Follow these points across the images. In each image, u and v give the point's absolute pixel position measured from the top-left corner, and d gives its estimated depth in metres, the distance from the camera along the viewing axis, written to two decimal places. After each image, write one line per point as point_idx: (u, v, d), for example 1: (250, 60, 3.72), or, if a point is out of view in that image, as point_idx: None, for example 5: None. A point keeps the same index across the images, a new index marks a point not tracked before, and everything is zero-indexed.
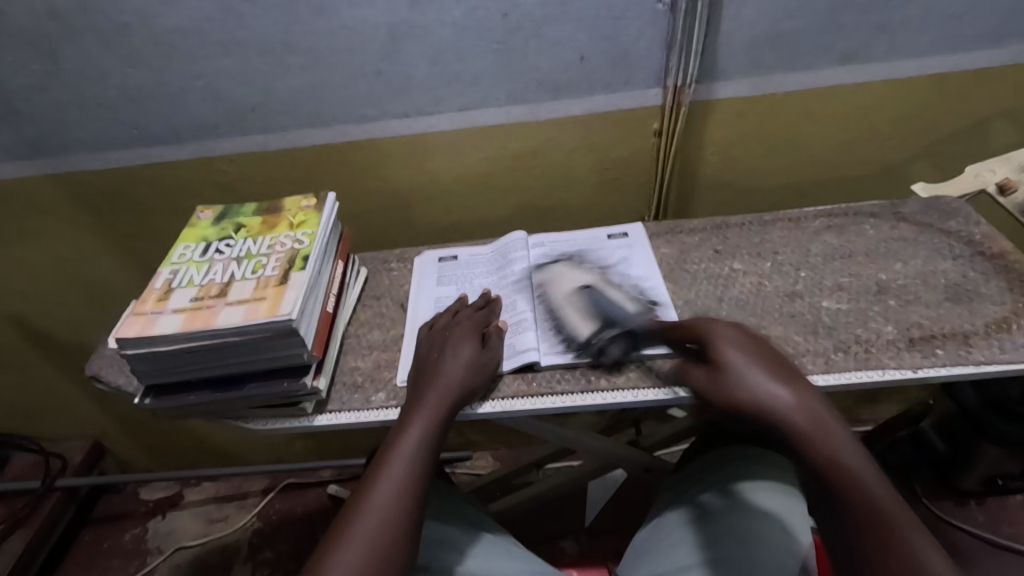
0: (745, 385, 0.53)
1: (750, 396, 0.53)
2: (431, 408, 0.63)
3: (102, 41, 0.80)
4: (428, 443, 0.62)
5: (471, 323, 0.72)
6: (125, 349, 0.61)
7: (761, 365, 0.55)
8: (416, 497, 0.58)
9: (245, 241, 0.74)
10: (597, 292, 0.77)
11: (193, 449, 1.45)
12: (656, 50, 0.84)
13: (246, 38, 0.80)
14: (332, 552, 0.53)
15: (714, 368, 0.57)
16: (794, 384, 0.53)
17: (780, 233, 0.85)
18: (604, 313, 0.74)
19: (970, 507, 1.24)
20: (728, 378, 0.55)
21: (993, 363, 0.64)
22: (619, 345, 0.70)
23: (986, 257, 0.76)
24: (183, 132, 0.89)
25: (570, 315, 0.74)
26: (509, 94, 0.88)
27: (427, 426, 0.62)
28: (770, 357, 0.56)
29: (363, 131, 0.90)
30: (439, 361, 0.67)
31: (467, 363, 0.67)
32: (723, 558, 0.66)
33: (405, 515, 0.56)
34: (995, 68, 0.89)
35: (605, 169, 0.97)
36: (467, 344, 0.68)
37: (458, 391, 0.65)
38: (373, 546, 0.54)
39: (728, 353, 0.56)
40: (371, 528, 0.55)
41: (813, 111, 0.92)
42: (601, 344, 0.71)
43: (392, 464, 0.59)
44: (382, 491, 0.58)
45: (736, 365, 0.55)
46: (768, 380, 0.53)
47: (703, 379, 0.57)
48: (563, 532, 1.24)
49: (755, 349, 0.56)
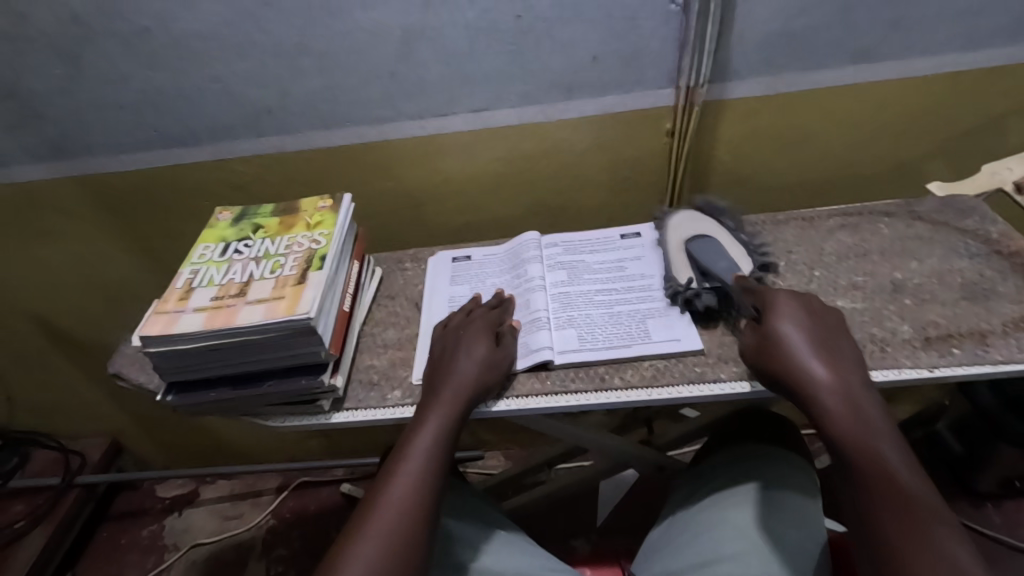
0: (791, 357, 0.60)
1: (794, 365, 0.59)
2: (447, 403, 0.64)
3: (124, 45, 0.81)
4: (446, 439, 0.62)
5: (484, 322, 0.72)
6: (149, 347, 0.62)
7: (810, 339, 0.61)
8: (432, 492, 0.59)
9: (263, 241, 0.75)
10: (712, 242, 0.76)
11: (209, 447, 1.47)
12: (669, 50, 0.85)
13: (264, 42, 0.82)
14: (350, 548, 0.54)
15: (765, 334, 0.63)
16: (838, 368, 0.59)
17: (794, 232, 0.85)
18: (704, 259, 0.74)
19: (986, 508, 1.21)
20: (779, 349, 0.61)
21: (1010, 362, 0.64)
22: (711, 299, 0.72)
23: (1004, 255, 0.76)
24: (202, 134, 0.91)
25: (676, 262, 0.77)
26: (521, 94, 0.88)
27: (444, 422, 0.63)
28: (823, 334, 0.62)
29: (378, 132, 0.91)
30: (454, 357, 0.68)
31: (481, 361, 0.67)
32: (738, 555, 0.66)
33: (421, 510, 0.57)
34: (1012, 65, 0.88)
35: (617, 168, 0.97)
36: (480, 342, 0.69)
37: (473, 387, 0.65)
38: (391, 541, 0.55)
39: (782, 324, 0.62)
40: (387, 524, 0.56)
41: (827, 109, 0.92)
42: (693, 295, 0.73)
43: (409, 460, 0.60)
44: (398, 487, 0.58)
45: (789, 342, 0.61)
46: (811, 357, 0.59)
47: (753, 343, 0.64)
48: (575, 531, 1.24)
49: (810, 323, 0.63)
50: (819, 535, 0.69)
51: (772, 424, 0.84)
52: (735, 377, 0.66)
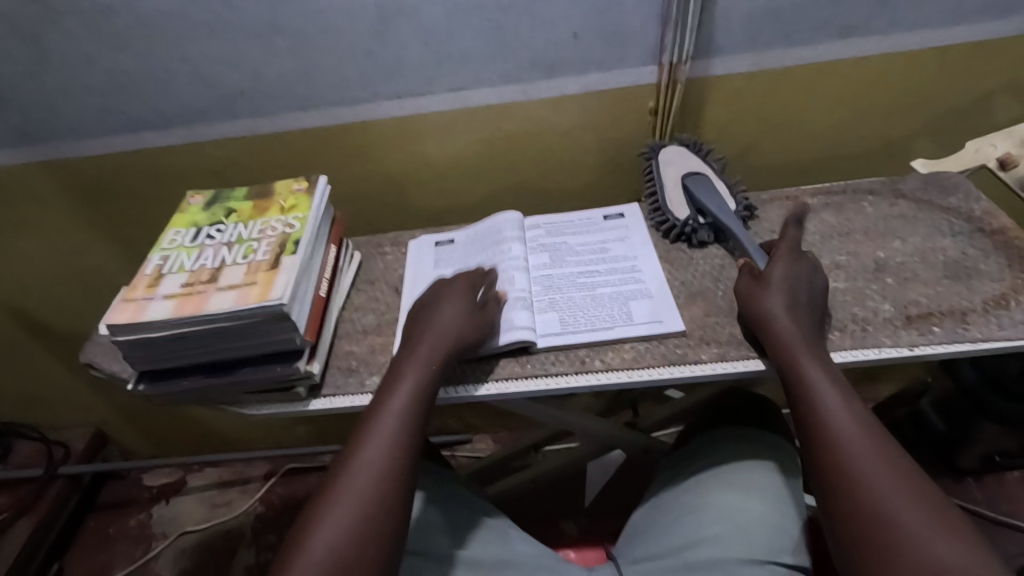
0: (759, 295, 0.65)
1: (764, 298, 0.65)
2: (423, 360, 0.63)
3: (86, 24, 0.78)
4: (421, 396, 0.61)
5: (466, 284, 0.71)
6: (116, 335, 0.61)
7: (789, 281, 0.66)
8: (408, 449, 0.58)
9: (235, 226, 0.73)
10: (705, 182, 0.82)
11: (195, 435, 1.46)
12: (651, 26, 0.83)
13: (231, 19, 0.79)
14: (322, 513, 0.54)
15: (757, 276, 0.68)
16: (803, 306, 0.64)
17: (778, 211, 0.84)
18: (700, 195, 0.81)
19: (967, 483, 1.25)
20: (759, 290, 0.66)
21: (990, 340, 0.63)
22: (704, 236, 0.80)
23: (986, 233, 0.75)
24: (173, 117, 0.88)
25: (674, 198, 0.83)
26: (501, 73, 0.86)
27: (421, 378, 0.62)
28: (801, 276, 0.67)
29: (354, 113, 0.89)
30: (429, 317, 0.68)
31: (456, 320, 0.66)
32: (719, 538, 0.66)
33: (395, 469, 0.56)
34: (998, 41, 0.87)
35: (601, 149, 0.95)
36: (457, 301, 0.68)
37: (448, 344, 0.64)
38: (364, 505, 0.54)
39: (771, 267, 0.67)
40: (359, 486, 0.55)
41: (812, 87, 0.90)
42: (692, 229, 0.80)
43: (385, 418, 0.59)
44: (372, 446, 0.57)
45: (772, 280, 0.66)
46: (783, 294, 0.64)
47: (743, 285, 0.68)
48: (564, 513, 1.25)
49: (794, 267, 0.67)
50: (797, 515, 0.70)
51: (754, 406, 0.84)
52: (716, 359, 0.66)
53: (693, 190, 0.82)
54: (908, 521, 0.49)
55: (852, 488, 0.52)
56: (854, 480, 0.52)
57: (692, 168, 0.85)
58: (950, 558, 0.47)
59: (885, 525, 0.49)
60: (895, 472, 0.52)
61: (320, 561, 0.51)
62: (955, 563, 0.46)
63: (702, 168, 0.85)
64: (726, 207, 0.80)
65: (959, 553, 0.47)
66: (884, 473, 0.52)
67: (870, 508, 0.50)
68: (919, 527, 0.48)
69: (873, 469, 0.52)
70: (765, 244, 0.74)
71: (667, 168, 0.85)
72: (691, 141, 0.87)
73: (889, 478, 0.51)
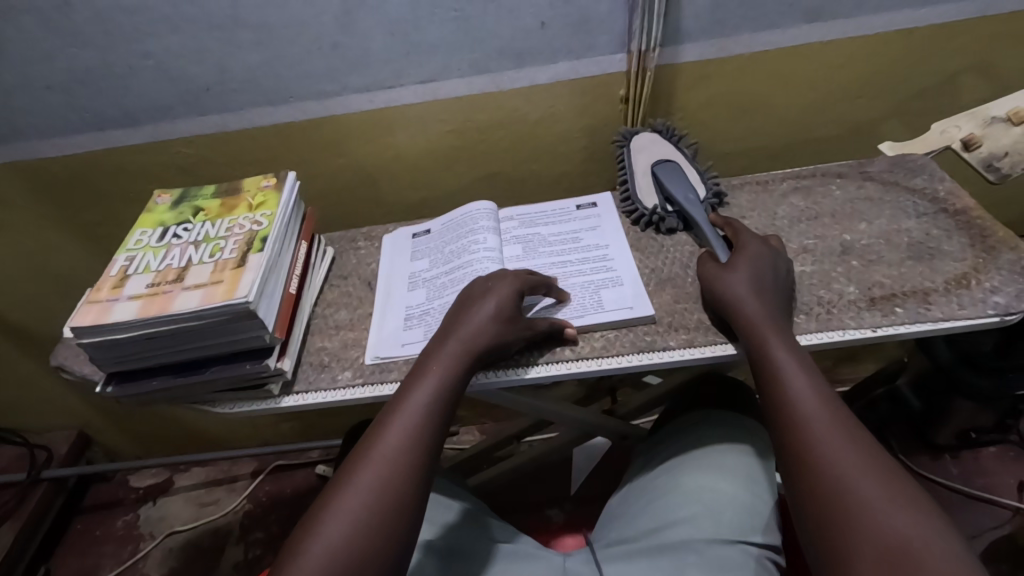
0: (722, 282, 0.66)
1: (728, 284, 0.66)
2: (449, 358, 0.61)
3: (41, 21, 0.76)
4: (443, 395, 0.60)
5: (508, 280, 0.68)
6: (82, 337, 0.60)
7: (753, 267, 0.66)
8: (426, 447, 0.56)
9: (203, 224, 0.72)
10: (674, 169, 0.83)
11: (179, 435, 1.45)
12: (617, 13, 0.83)
13: (192, 13, 0.78)
14: (331, 506, 0.53)
15: (722, 265, 0.68)
16: (769, 291, 0.65)
17: (748, 197, 0.85)
18: (666, 183, 0.82)
19: (944, 460, 1.27)
20: (724, 277, 0.67)
21: (952, 319, 0.64)
22: (670, 224, 0.81)
23: (950, 214, 0.76)
24: (138, 115, 0.87)
25: (643, 186, 0.84)
26: (469, 63, 0.86)
27: (443, 378, 0.60)
28: (765, 262, 0.67)
29: (323, 107, 0.88)
30: (465, 311, 0.65)
31: (494, 322, 0.64)
32: (692, 519, 0.67)
33: (412, 466, 0.55)
34: (962, 22, 0.88)
35: (573, 138, 0.95)
36: (507, 303, 0.65)
37: (482, 347, 0.63)
38: (373, 501, 0.53)
39: (737, 255, 0.68)
40: (371, 480, 0.54)
41: (781, 71, 0.91)
42: (659, 218, 0.81)
43: (402, 414, 0.58)
44: (390, 441, 0.56)
45: (737, 268, 0.67)
46: (748, 280, 0.65)
47: (709, 271, 0.69)
48: (550, 500, 1.26)
49: (758, 254, 0.68)
50: (768, 497, 0.71)
51: (728, 390, 0.85)
52: (684, 345, 0.67)
53: (661, 177, 0.82)
54: (869, 493, 0.49)
55: (814, 464, 0.52)
56: (815, 457, 0.53)
57: (664, 155, 0.85)
58: (909, 528, 0.47)
59: (847, 499, 0.49)
60: (857, 448, 0.52)
61: (324, 554, 0.50)
62: (915, 533, 0.46)
63: (674, 155, 0.85)
64: (692, 194, 0.80)
65: (920, 524, 0.47)
66: (847, 450, 0.52)
67: (833, 482, 0.51)
68: (879, 500, 0.49)
69: (834, 446, 0.53)
70: (730, 231, 0.74)
71: (638, 156, 0.85)
72: (664, 127, 0.87)
73: (850, 455, 0.52)
